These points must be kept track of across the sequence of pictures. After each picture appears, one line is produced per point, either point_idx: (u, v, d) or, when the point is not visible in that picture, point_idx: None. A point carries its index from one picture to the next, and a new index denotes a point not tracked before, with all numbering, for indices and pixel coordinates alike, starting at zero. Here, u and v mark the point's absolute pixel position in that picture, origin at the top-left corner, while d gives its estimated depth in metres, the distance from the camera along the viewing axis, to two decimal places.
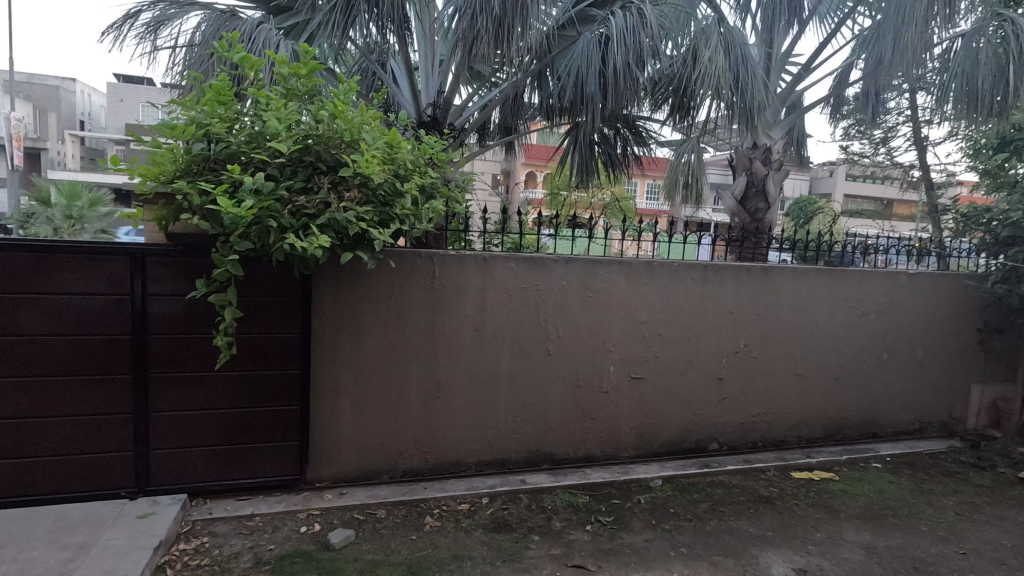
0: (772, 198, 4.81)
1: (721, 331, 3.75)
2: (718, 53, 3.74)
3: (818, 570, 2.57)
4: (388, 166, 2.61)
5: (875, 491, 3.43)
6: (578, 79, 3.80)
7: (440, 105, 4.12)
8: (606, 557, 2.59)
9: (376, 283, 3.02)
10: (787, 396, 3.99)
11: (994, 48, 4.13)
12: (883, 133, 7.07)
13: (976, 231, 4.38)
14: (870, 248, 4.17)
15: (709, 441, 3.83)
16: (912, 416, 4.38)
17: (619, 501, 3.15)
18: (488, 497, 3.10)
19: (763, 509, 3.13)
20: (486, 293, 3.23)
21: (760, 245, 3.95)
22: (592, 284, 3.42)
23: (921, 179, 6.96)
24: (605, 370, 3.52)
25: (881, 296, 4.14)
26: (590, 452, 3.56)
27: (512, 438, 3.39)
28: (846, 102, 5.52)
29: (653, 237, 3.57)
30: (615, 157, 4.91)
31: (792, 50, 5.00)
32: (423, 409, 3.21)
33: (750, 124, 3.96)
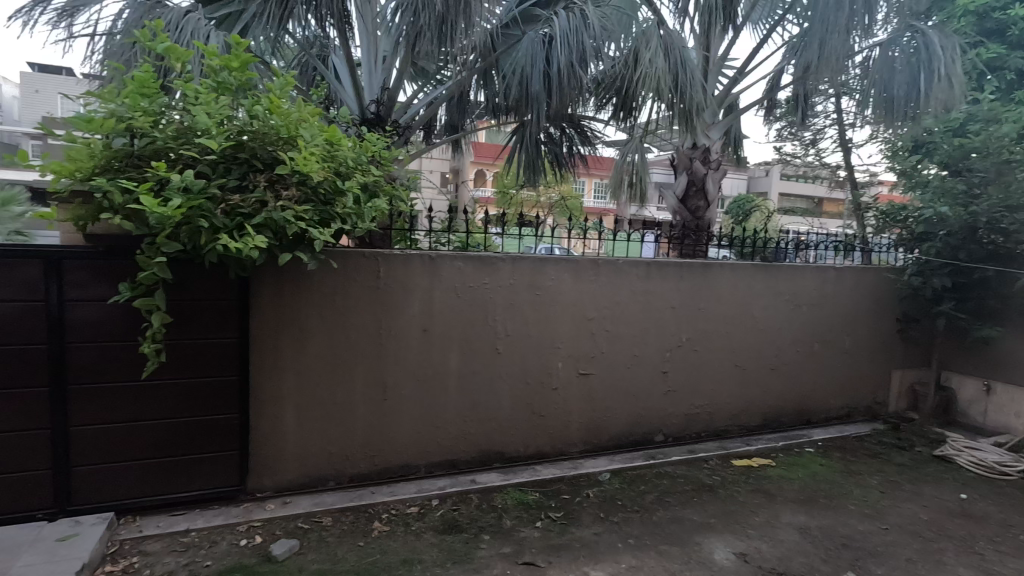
0: (711, 197, 5.00)
1: (665, 326, 3.86)
2: (658, 56, 3.85)
3: (756, 552, 2.69)
4: (328, 163, 2.54)
5: (808, 475, 3.62)
6: (523, 77, 3.80)
7: (384, 102, 4.03)
8: (556, 553, 2.62)
9: (318, 284, 2.93)
10: (728, 387, 4.15)
11: (909, 58, 4.44)
12: (812, 135, 7.43)
13: (894, 227, 4.75)
14: (803, 244, 4.38)
15: (655, 433, 3.94)
16: (841, 402, 4.65)
17: (568, 496, 3.18)
18: (438, 498, 3.07)
19: (706, 497, 3.24)
20: (433, 294, 3.20)
21: (700, 243, 4.05)
22: (539, 282, 3.44)
23: (847, 179, 7.37)
24: (554, 367, 3.55)
25: (812, 290, 4.38)
26: (540, 448, 3.59)
27: (462, 437, 3.37)
28: (779, 105, 5.79)
29: (598, 235, 3.64)
30: (561, 156, 4.94)
31: (728, 54, 5.19)
32: (371, 413, 3.14)
33: (689, 124, 4.08)
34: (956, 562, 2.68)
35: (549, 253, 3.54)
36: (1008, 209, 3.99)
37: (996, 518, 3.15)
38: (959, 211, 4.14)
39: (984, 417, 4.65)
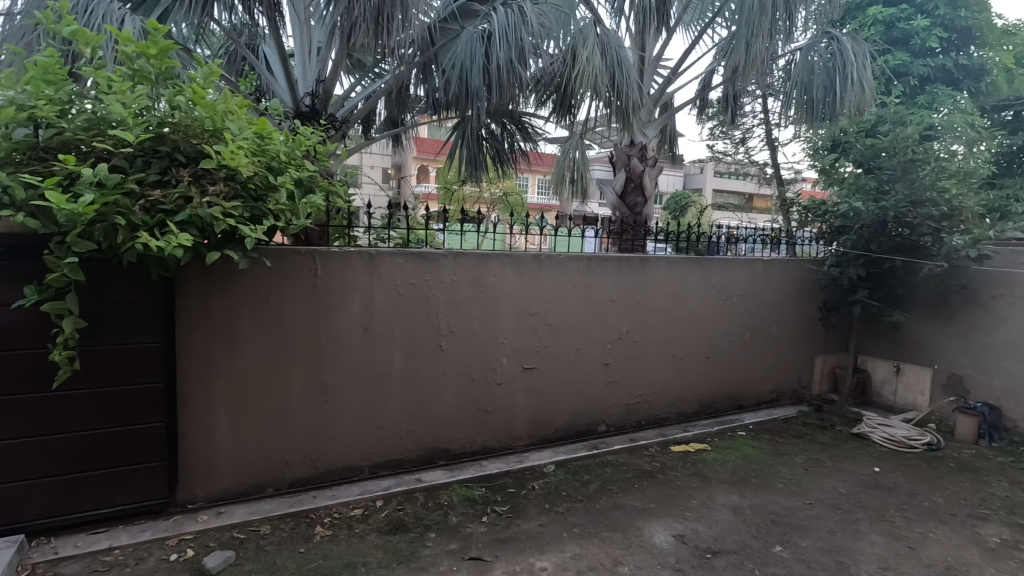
0: (648, 194, 5.16)
1: (605, 319, 3.95)
2: (594, 54, 3.94)
3: (693, 533, 2.81)
4: (259, 158, 2.43)
5: (740, 457, 3.81)
6: (462, 72, 3.78)
7: (320, 94, 3.84)
8: (502, 546, 2.64)
9: (250, 284, 2.81)
10: (666, 376, 4.31)
11: (826, 62, 4.74)
12: (742, 134, 7.78)
13: (816, 222, 5.05)
14: (734, 238, 4.64)
15: (598, 424, 4.04)
16: (770, 387, 4.92)
17: (514, 490, 3.21)
18: (383, 499, 3.03)
19: (646, 483, 3.36)
20: (373, 292, 3.13)
21: (638, 237, 4.20)
22: (481, 278, 3.44)
23: (774, 176, 7.78)
24: (497, 362, 3.57)
25: (742, 282, 4.60)
26: (485, 444, 3.60)
27: (407, 436, 3.33)
28: (710, 105, 6.02)
29: (541, 232, 3.70)
30: (502, 152, 4.92)
31: (663, 54, 5.35)
32: (310, 416, 3.05)
33: (627, 122, 4.18)
34: (871, 530, 2.90)
35: (492, 249, 3.58)
36: (912, 205, 4.35)
37: (904, 488, 3.43)
38: (871, 207, 4.48)
39: (894, 396, 5.05)
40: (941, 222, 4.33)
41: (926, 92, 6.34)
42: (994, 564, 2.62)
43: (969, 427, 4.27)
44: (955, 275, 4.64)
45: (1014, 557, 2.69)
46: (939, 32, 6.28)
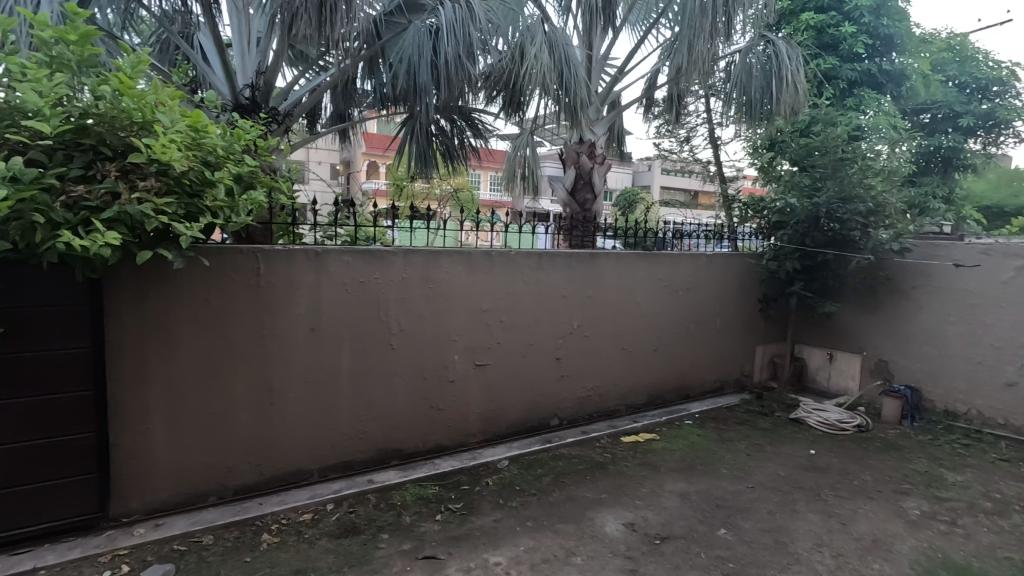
0: (597, 190, 5.25)
1: (556, 314, 4.00)
2: (543, 51, 3.94)
3: (643, 521, 2.89)
4: (194, 152, 2.31)
5: (687, 445, 3.94)
6: (410, 67, 3.74)
7: (260, 87, 3.68)
8: (456, 543, 2.64)
9: (187, 284, 2.68)
10: (616, 369, 4.41)
11: (763, 65, 4.95)
12: (686, 133, 8.01)
13: (755, 217, 5.28)
14: (681, 233, 4.79)
15: (551, 418, 4.09)
16: (714, 377, 5.12)
17: (468, 487, 3.21)
18: (334, 502, 2.96)
19: (598, 474, 3.43)
20: (321, 291, 3.05)
21: (588, 233, 4.26)
22: (432, 275, 3.41)
23: (717, 174, 8.06)
24: (450, 360, 3.55)
25: (687, 276, 4.76)
26: (439, 442, 3.58)
27: (358, 438, 3.27)
28: (656, 104, 6.17)
29: (491, 228, 3.69)
30: (453, 148, 4.89)
31: (609, 53, 5.44)
32: (255, 420, 2.94)
33: (576, 120, 4.24)
34: (807, 509, 3.07)
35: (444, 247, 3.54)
36: (842, 201, 4.62)
37: (837, 468, 3.64)
38: (805, 203, 4.72)
39: (828, 382, 5.35)
40: (868, 217, 4.60)
41: (854, 95, 6.73)
42: (915, 535, 2.82)
43: (894, 409, 4.58)
44: (881, 266, 4.95)
45: (932, 527, 2.91)
46: (865, 38, 6.64)
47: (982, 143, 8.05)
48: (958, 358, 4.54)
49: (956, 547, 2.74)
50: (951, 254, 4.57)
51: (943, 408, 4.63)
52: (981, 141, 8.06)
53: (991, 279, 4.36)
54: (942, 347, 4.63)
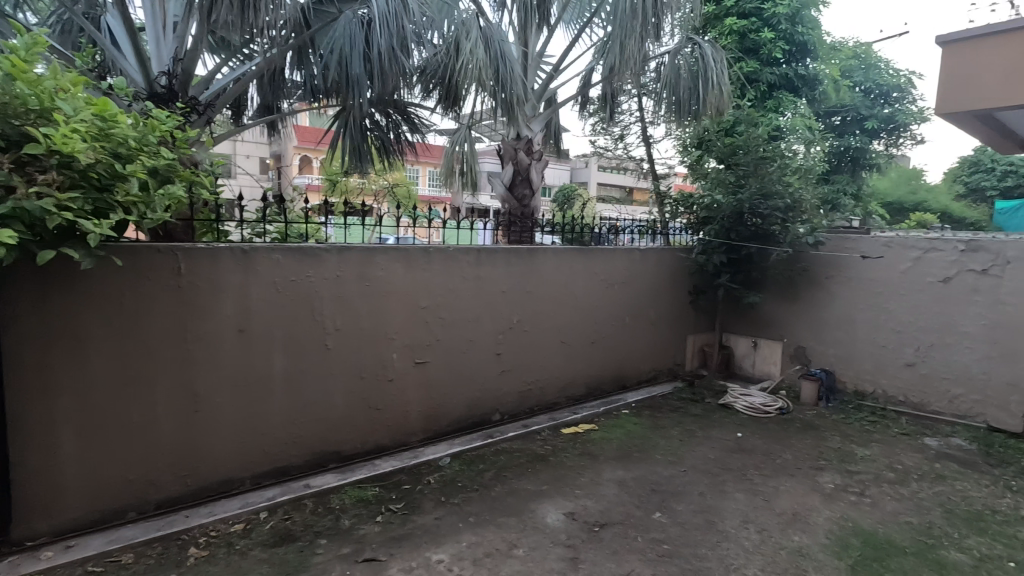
0: (535, 186, 5.30)
1: (496, 309, 4.01)
2: (478, 46, 3.92)
3: (583, 510, 2.96)
4: (103, 144, 2.14)
5: (624, 434, 4.07)
6: (342, 57, 3.62)
7: (178, 75, 3.43)
8: (397, 544, 2.60)
9: (99, 286, 2.49)
10: (556, 362, 4.48)
11: (691, 66, 5.16)
12: (620, 130, 8.20)
13: (685, 213, 5.51)
14: (618, 229, 4.97)
15: (492, 413, 4.10)
16: (649, 367, 5.30)
17: (409, 486, 3.17)
18: (267, 511, 2.84)
19: (539, 466, 3.48)
20: (248, 290, 2.92)
21: (526, 229, 4.28)
22: (368, 273, 3.34)
23: (649, 171, 8.32)
24: (388, 359, 3.49)
25: (622, 270, 4.90)
26: (378, 442, 3.51)
27: (292, 442, 3.15)
28: (591, 102, 6.30)
29: (432, 225, 3.66)
30: (389, 143, 4.77)
31: (545, 50, 5.50)
32: (178, 429, 2.77)
33: (513, 116, 4.25)
34: (734, 489, 3.25)
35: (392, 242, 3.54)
36: (763, 197, 4.91)
37: (761, 448, 3.87)
38: (730, 199, 4.98)
39: (753, 368, 5.67)
40: (786, 213, 4.91)
41: (773, 97, 7.17)
42: (830, 507, 3.06)
43: (811, 391, 4.92)
44: (798, 258, 5.29)
45: (844, 499, 3.16)
46: (782, 44, 7.06)
47: (885, 144, 8.78)
48: (866, 342, 4.93)
49: (864, 515, 2.98)
50: (858, 247, 4.95)
51: (854, 388, 5.02)
52: (885, 142, 8.77)
53: (893, 269, 4.77)
54: (852, 332, 5.01)
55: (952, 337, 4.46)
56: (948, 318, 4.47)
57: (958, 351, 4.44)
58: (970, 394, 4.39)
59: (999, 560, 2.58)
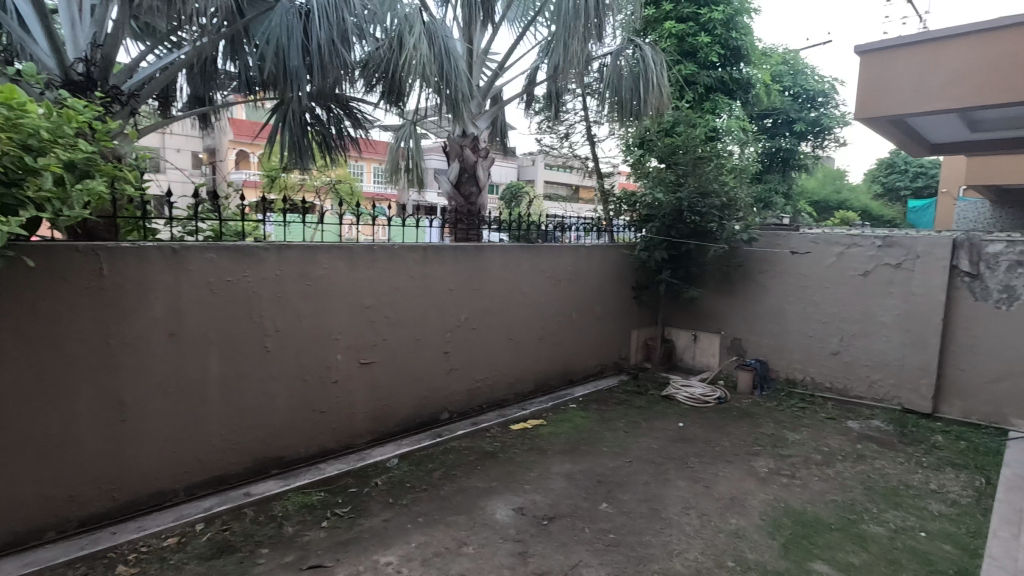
0: (481, 184, 5.29)
1: (443, 307, 3.99)
2: (422, 42, 3.86)
3: (532, 504, 2.99)
4: (10, 134, 1.97)
5: (571, 427, 4.14)
6: (279, 49, 3.48)
7: (96, 62, 3.19)
8: (344, 548, 2.55)
9: (9, 288, 2.29)
10: (504, 359, 4.50)
11: (632, 68, 5.29)
12: (565, 129, 8.28)
13: (629, 211, 5.64)
14: (565, 227, 5.04)
15: (441, 412, 4.08)
16: (596, 361, 5.42)
17: (356, 489, 3.11)
18: (204, 522, 2.72)
19: (488, 463, 3.49)
20: (178, 292, 2.76)
21: (473, 227, 4.26)
22: (310, 272, 3.24)
23: (594, 170, 8.47)
24: (332, 360, 3.40)
25: (568, 267, 4.98)
26: (323, 446, 3.42)
27: (230, 449, 3.01)
28: (536, 100, 6.34)
29: (384, 222, 3.63)
30: (330, 138, 4.63)
31: (489, 47, 5.49)
32: (103, 441, 2.59)
33: (458, 113, 4.22)
34: (676, 477, 3.37)
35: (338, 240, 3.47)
36: (701, 196, 5.11)
37: (701, 437, 4.04)
38: (670, 198, 5.15)
39: (693, 360, 5.90)
40: (722, 211, 5.13)
41: (710, 100, 7.47)
42: (764, 489, 3.23)
43: (747, 380, 5.17)
44: (734, 255, 5.54)
45: (777, 481, 3.34)
46: (718, 48, 7.35)
47: (812, 146, 9.32)
48: (796, 332, 5.23)
49: (794, 496, 3.17)
50: (788, 243, 5.24)
51: (785, 376, 5.31)
52: (812, 144, 9.30)
53: (819, 263, 5.07)
54: (783, 323, 5.30)
55: (871, 326, 4.80)
56: (867, 309, 4.81)
57: (877, 339, 4.77)
58: (887, 378, 4.74)
59: (912, 531, 2.80)
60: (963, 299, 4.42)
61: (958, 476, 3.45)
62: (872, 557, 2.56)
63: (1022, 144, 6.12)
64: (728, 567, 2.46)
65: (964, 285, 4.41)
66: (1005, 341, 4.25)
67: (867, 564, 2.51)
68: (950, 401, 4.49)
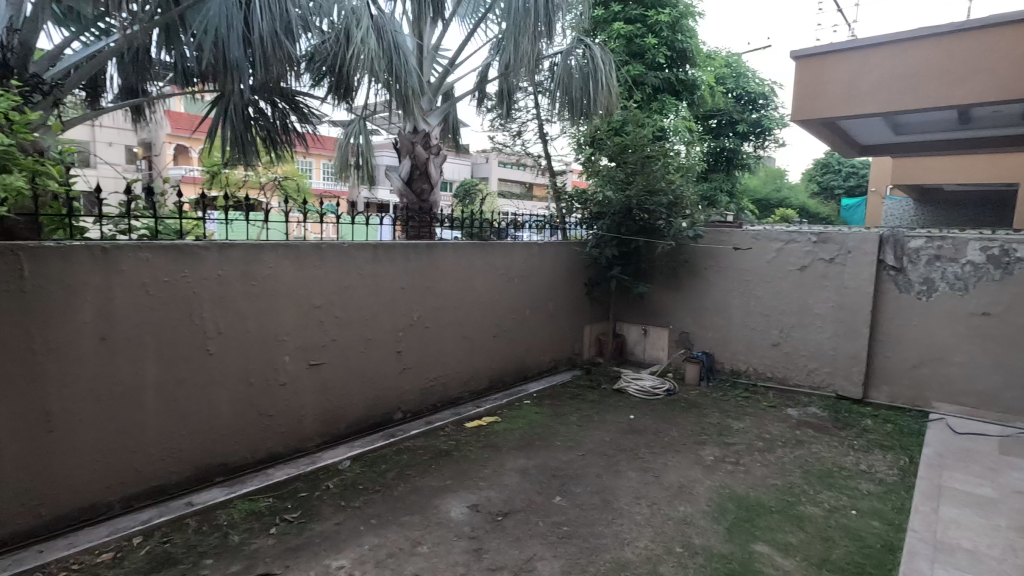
0: (433, 180, 5.25)
1: (395, 306, 3.94)
2: (370, 36, 3.78)
3: (486, 501, 3.01)
4: None
5: (526, 423, 4.18)
6: (218, 39, 3.33)
7: (14, 48, 2.97)
8: (293, 554, 2.48)
9: None
10: (458, 357, 4.49)
11: (583, 67, 5.36)
12: (518, 127, 8.31)
13: (581, 208, 5.73)
14: (519, 224, 5.05)
15: (394, 412, 4.03)
16: (550, 357, 5.48)
17: (306, 493, 3.04)
18: (142, 535, 2.59)
19: (443, 462, 3.48)
20: (110, 293, 2.62)
21: (425, 224, 4.23)
22: (254, 271, 3.13)
23: (547, 168, 8.54)
24: (279, 361, 3.30)
25: (521, 265, 5.01)
26: (271, 450, 3.32)
27: (170, 457, 2.88)
28: (488, 98, 6.34)
29: (335, 220, 3.58)
30: (275, 133, 4.48)
31: (440, 43, 5.44)
32: (26, 453, 2.42)
33: (408, 109, 4.17)
34: (628, 468, 3.46)
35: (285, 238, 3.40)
36: (648, 193, 5.24)
37: (651, 428, 4.15)
38: (619, 195, 5.27)
39: (643, 353, 6.06)
40: (669, 208, 5.29)
41: (658, 100, 7.67)
42: (710, 477, 3.36)
43: (694, 372, 5.35)
44: (681, 251, 5.72)
45: (722, 468, 3.48)
46: (665, 50, 7.54)
47: (754, 146, 9.70)
48: (739, 325, 5.45)
49: (738, 481, 3.31)
50: (731, 239, 5.45)
51: (730, 367, 5.53)
52: (754, 145, 9.68)
53: (760, 259, 5.30)
54: (727, 316, 5.51)
55: (808, 318, 5.06)
56: (804, 302, 5.07)
57: (813, 330, 5.03)
58: (822, 367, 5.01)
59: (844, 510, 2.98)
60: (888, 291, 4.72)
61: (885, 457, 3.70)
62: (808, 536, 2.70)
63: (943, 147, 6.57)
64: (677, 552, 2.55)
65: (889, 278, 4.71)
66: (926, 330, 4.57)
67: (803, 542, 2.65)
68: (879, 387, 4.80)
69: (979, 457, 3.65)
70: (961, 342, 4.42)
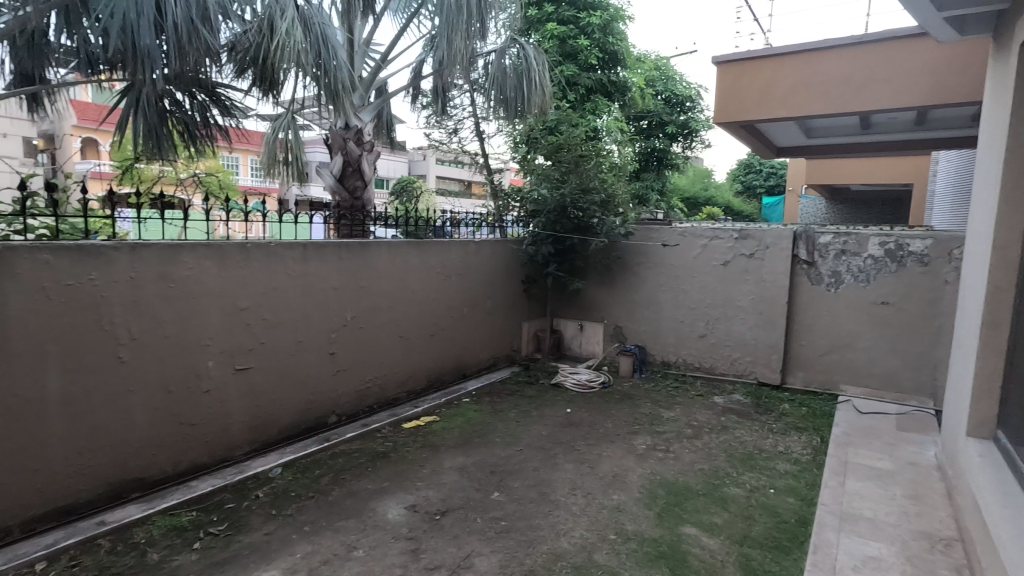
0: (367, 178, 5.12)
1: (327, 307, 3.83)
2: (294, 27, 3.64)
3: (424, 501, 2.99)
4: None
5: (464, 421, 4.18)
6: (125, 26, 3.09)
7: None
8: (220, 569, 2.37)
9: None
10: (394, 357, 4.42)
11: (516, 66, 5.39)
12: (454, 124, 8.25)
13: (517, 206, 5.78)
14: (456, 222, 5.04)
15: (328, 415, 3.92)
16: (488, 354, 5.50)
17: (233, 504, 2.90)
18: (46, 560, 2.39)
19: (379, 464, 3.42)
20: (4, 299, 2.39)
21: (357, 222, 4.15)
22: (172, 273, 2.96)
23: (484, 165, 8.54)
24: (202, 367, 3.13)
25: (458, 263, 4.99)
26: (194, 461, 3.15)
27: (79, 475, 2.67)
28: (423, 95, 6.26)
29: (261, 218, 3.44)
30: (194, 126, 4.17)
31: (371, 38, 5.32)
32: None
33: (338, 103, 4.06)
34: (564, 460, 3.54)
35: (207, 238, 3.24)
36: (582, 192, 5.37)
37: (587, 421, 4.26)
38: (554, 194, 5.35)
39: (580, 348, 6.20)
40: (602, 206, 5.42)
41: (591, 100, 7.84)
42: (641, 465, 3.49)
43: (628, 365, 5.54)
44: (615, 248, 5.89)
45: (654, 456, 3.63)
46: (596, 52, 7.72)
47: (682, 147, 10.10)
48: (669, 319, 5.68)
49: (668, 468, 3.46)
50: (661, 236, 5.67)
51: (661, 359, 5.76)
52: (682, 145, 10.08)
53: (687, 255, 5.55)
54: (658, 310, 5.73)
55: (731, 311, 5.34)
56: (728, 295, 5.35)
57: (736, 322, 5.33)
58: (745, 357, 5.31)
59: (764, 489, 3.18)
60: (802, 283, 5.06)
61: (800, 438, 3.98)
62: (731, 516, 2.87)
63: (850, 150, 7.10)
64: (610, 539, 2.63)
65: (803, 271, 5.06)
66: (835, 319, 4.95)
67: (727, 522, 2.81)
68: (795, 373, 5.14)
69: (880, 434, 3.99)
70: (865, 330, 4.81)
